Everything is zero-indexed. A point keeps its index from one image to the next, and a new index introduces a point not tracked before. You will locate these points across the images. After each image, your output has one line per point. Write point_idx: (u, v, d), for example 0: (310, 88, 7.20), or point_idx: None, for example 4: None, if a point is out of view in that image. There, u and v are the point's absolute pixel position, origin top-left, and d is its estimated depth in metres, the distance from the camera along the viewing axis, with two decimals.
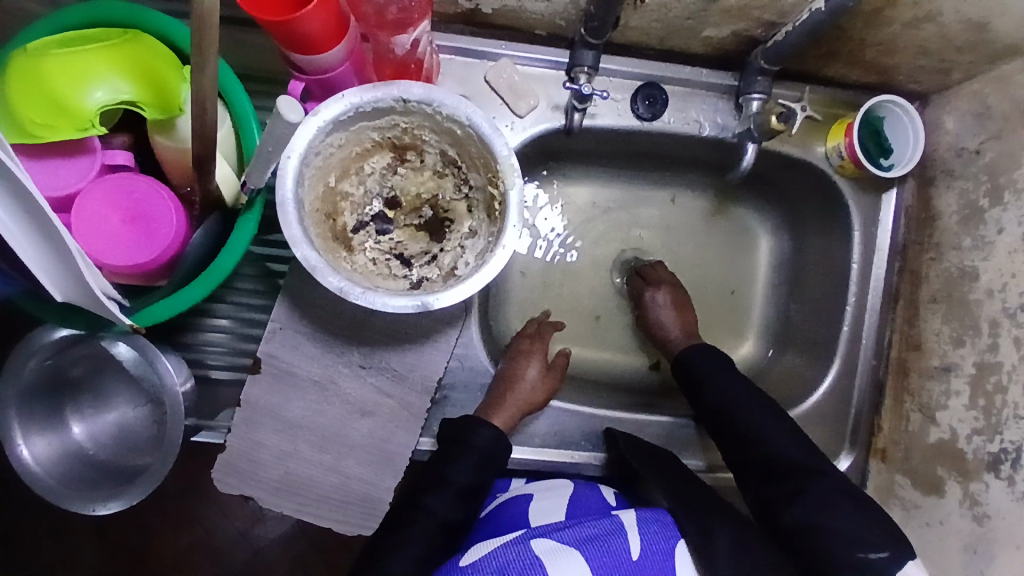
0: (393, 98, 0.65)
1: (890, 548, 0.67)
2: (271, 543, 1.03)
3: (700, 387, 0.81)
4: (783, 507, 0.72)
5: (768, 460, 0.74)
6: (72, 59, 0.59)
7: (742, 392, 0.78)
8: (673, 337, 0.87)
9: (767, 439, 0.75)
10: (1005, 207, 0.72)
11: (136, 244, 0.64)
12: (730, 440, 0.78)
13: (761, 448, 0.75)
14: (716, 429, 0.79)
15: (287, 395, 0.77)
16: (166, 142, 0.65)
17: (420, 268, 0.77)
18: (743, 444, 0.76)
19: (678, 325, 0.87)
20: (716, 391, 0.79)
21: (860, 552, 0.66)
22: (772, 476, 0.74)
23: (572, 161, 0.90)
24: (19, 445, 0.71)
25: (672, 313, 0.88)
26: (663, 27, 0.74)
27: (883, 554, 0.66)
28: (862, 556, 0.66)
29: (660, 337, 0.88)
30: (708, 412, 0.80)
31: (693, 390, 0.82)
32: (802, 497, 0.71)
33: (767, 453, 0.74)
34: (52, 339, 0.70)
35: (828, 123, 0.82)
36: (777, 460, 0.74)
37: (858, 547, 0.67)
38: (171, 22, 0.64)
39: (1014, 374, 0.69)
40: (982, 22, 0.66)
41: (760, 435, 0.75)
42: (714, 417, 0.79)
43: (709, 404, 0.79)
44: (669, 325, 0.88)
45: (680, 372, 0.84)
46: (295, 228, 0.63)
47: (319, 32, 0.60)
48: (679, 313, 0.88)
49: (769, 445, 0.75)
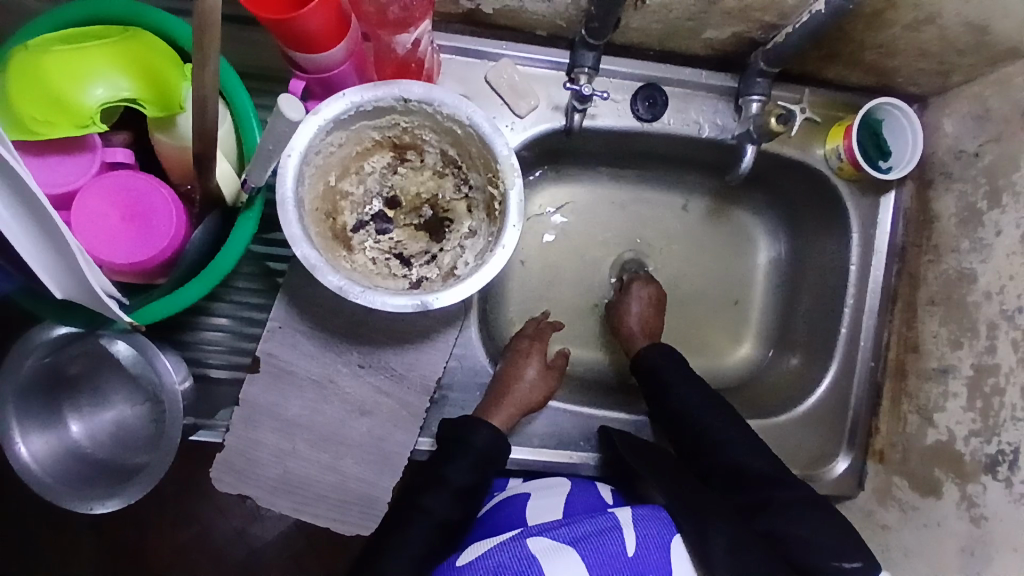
0: (394, 97, 0.65)
1: (863, 558, 0.69)
2: (268, 542, 1.03)
3: (661, 391, 0.81)
4: (753, 514, 0.72)
5: (732, 468, 0.75)
6: (73, 56, 0.59)
7: (704, 402, 0.79)
8: (635, 334, 0.87)
9: (732, 449, 0.76)
10: (1004, 209, 0.72)
11: (136, 242, 0.64)
12: (689, 447, 0.79)
13: (724, 459, 0.76)
14: (675, 435, 0.80)
15: (286, 394, 0.77)
16: (166, 139, 0.65)
17: (419, 268, 0.77)
18: (705, 454, 0.77)
19: (643, 324, 0.87)
20: (679, 397, 0.80)
21: (834, 562, 0.68)
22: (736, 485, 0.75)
23: (570, 162, 0.90)
24: (17, 443, 0.71)
25: (643, 312, 0.87)
26: (663, 28, 0.74)
27: (857, 564, 0.69)
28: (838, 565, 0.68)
29: (624, 333, 0.87)
30: (669, 417, 0.80)
31: (655, 393, 0.82)
32: (768, 509, 0.72)
33: (735, 463, 0.75)
34: (50, 338, 0.70)
35: (827, 125, 0.83)
36: (747, 470, 0.74)
37: None
38: (172, 19, 0.64)
39: (1011, 376, 0.70)
40: (982, 25, 0.67)
41: (719, 445, 0.77)
42: (675, 422, 0.80)
43: (672, 410, 0.80)
44: (633, 317, 0.87)
45: (643, 372, 0.84)
46: (295, 227, 0.63)
47: (318, 31, 0.60)
48: (649, 313, 0.88)
49: (731, 456, 0.76)
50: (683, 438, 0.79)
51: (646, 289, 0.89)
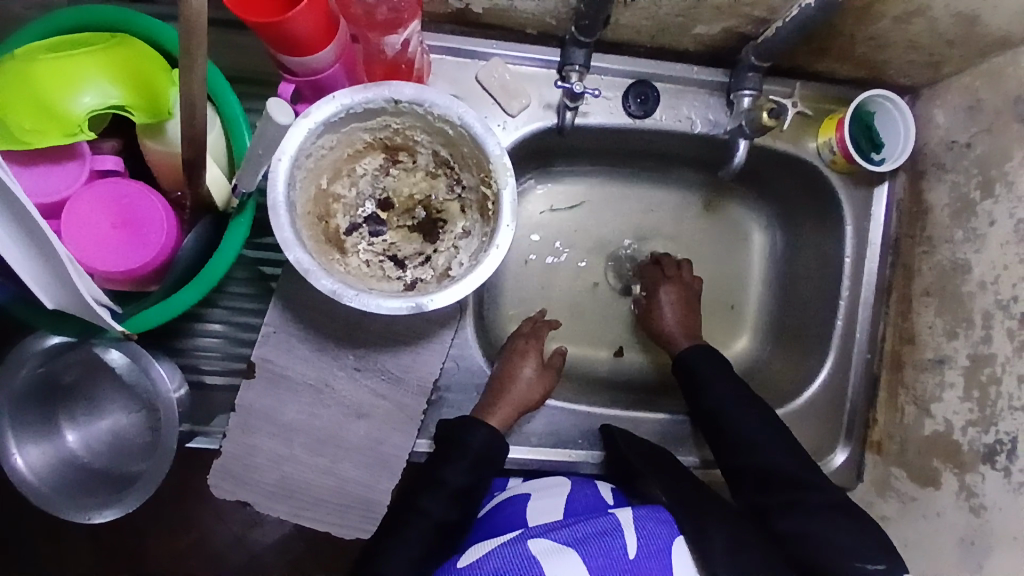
0: (384, 98, 0.65)
1: (887, 560, 0.67)
2: (268, 547, 1.02)
3: (698, 391, 0.81)
4: (777, 516, 0.72)
5: (761, 470, 0.75)
6: (61, 63, 0.58)
7: (741, 399, 0.79)
8: (675, 336, 0.87)
9: (769, 450, 0.75)
10: (997, 199, 0.72)
11: (127, 250, 0.64)
12: (723, 447, 0.78)
13: (756, 458, 0.75)
14: (711, 435, 0.79)
15: (282, 399, 0.77)
16: (155, 146, 0.65)
17: (413, 269, 0.77)
18: (739, 452, 0.76)
19: (681, 323, 0.87)
20: (712, 395, 0.79)
21: (858, 563, 0.67)
22: (766, 485, 0.74)
23: (564, 160, 0.90)
24: (12, 454, 0.70)
25: (678, 311, 0.87)
26: (654, 24, 0.74)
27: (881, 566, 0.66)
28: (861, 565, 0.67)
29: (663, 336, 0.88)
30: (705, 416, 0.80)
31: (693, 392, 0.82)
32: (795, 509, 0.72)
33: (766, 464, 0.75)
34: (44, 347, 0.69)
35: (819, 118, 0.83)
36: (776, 471, 0.74)
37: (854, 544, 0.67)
38: (160, 25, 0.64)
39: (1008, 366, 0.70)
40: (972, 16, 0.67)
41: (754, 444, 0.76)
42: (710, 421, 0.79)
43: (706, 410, 0.80)
44: (668, 320, 0.87)
45: (682, 372, 0.84)
46: (287, 231, 0.62)
47: (307, 34, 0.60)
48: (684, 312, 0.87)
49: (767, 455, 0.75)
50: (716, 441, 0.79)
51: (672, 289, 0.89)
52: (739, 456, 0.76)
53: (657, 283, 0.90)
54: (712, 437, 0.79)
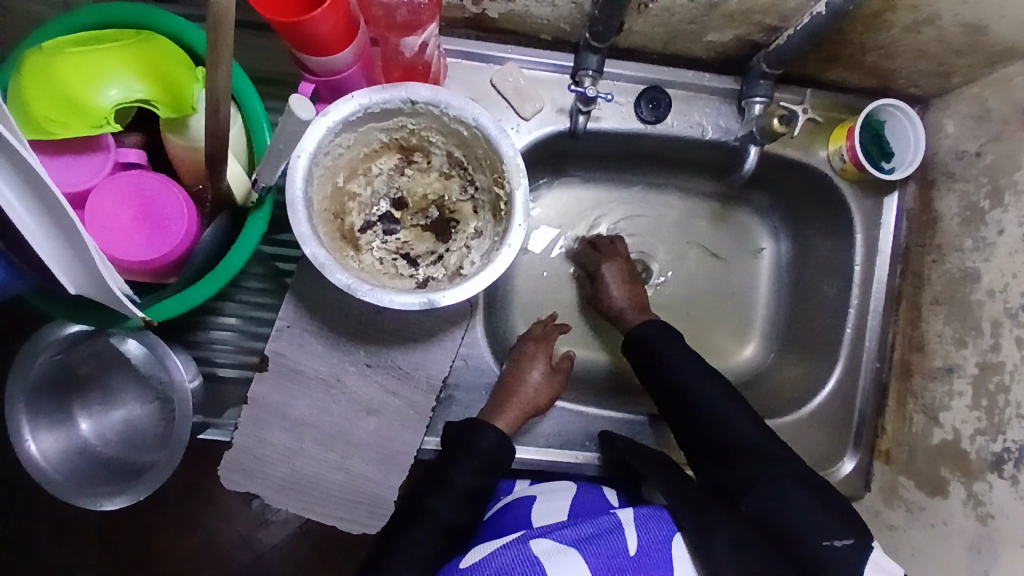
0: (401, 99, 0.66)
1: (854, 536, 0.66)
2: (274, 547, 1.03)
3: (655, 364, 0.80)
4: None
5: None
6: (88, 60, 0.60)
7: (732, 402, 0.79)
8: (626, 310, 0.87)
9: None
10: (1006, 208, 0.73)
11: (148, 241, 0.66)
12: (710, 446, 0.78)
13: None
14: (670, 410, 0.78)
15: (294, 394, 0.78)
16: (178, 141, 0.67)
17: (426, 268, 0.79)
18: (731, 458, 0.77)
19: (630, 297, 0.87)
20: None
21: (826, 540, 0.66)
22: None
23: (574, 164, 0.91)
24: (26, 440, 0.72)
25: (625, 286, 0.87)
26: (666, 31, 0.75)
27: (849, 541, 0.66)
28: (828, 544, 0.65)
29: (614, 312, 0.87)
30: (665, 392, 0.79)
31: (648, 368, 0.81)
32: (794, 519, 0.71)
33: None
34: (62, 335, 0.71)
35: (830, 127, 0.83)
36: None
37: (821, 535, 0.66)
38: (181, 21, 0.65)
39: (1016, 374, 0.70)
40: (981, 25, 0.67)
41: None
42: (670, 396, 0.78)
43: (669, 386, 0.78)
44: (617, 299, 0.87)
45: (634, 348, 0.83)
46: (304, 226, 0.64)
47: (328, 35, 0.61)
48: (628, 286, 0.87)
49: None
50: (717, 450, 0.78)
51: (617, 265, 0.88)
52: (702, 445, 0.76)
53: (600, 261, 0.89)
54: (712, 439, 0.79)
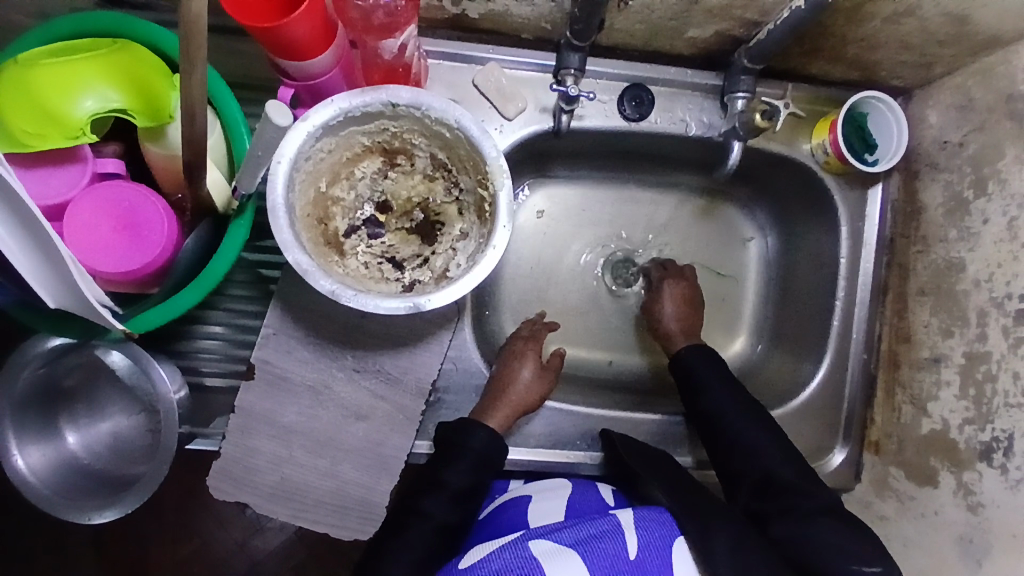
0: (382, 102, 0.66)
1: (883, 564, 0.65)
2: (269, 553, 1.03)
3: (697, 391, 0.81)
4: (771, 522, 0.71)
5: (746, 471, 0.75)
6: (62, 69, 0.59)
7: (731, 402, 0.79)
8: (674, 333, 0.87)
9: (755, 456, 0.75)
10: (990, 198, 0.73)
11: (128, 252, 0.65)
12: (718, 451, 0.78)
13: (751, 462, 0.75)
14: (708, 438, 0.80)
15: (281, 401, 0.77)
16: (156, 149, 0.66)
17: (412, 271, 0.78)
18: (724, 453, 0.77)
19: (681, 321, 0.88)
20: (711, 398, 0.80)
21: (854, 565, 0.65)
22: (765, 488, 0.74)
23: (562, 163, 0.91)
24: (14, 455, 0.71)
25: (676, 309, 0.88)
26: (648, 28, 0.75)
27: (876, 570, 0.65)
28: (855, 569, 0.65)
29: (662, 331, 0.88)
30: (700, 419, 0.80)
31: (691, 393, 0.82)
32: (786, 515, 0.71)
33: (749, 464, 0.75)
34: (46, 348, 0.70)
35: (813, 120, 0.83)
36: (774, 477, 0.74)
37: (850, 559, 0.65)
38: (153, 27, 0.65)
39: (1002, 363, 0.70)
40: (962, 16, 0.67)
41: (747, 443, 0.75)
42: (707, 425, 0.79)
43: (705, 413, 0.80)
44: (669, 317, 0.88)
45: (679, 371, 0.84)
46: (286, 232, 0.63)
47: (305, 38, 0.60)
48: (684, 307, 0.88)
49: (750, 458, 0.75)
50: (721, 454, 0.78)
51: (678, 285, 0.89)
52: (727, 458, 0.77)
53: (665, 275, 0.90)
54: (716, 442, 0.79)
